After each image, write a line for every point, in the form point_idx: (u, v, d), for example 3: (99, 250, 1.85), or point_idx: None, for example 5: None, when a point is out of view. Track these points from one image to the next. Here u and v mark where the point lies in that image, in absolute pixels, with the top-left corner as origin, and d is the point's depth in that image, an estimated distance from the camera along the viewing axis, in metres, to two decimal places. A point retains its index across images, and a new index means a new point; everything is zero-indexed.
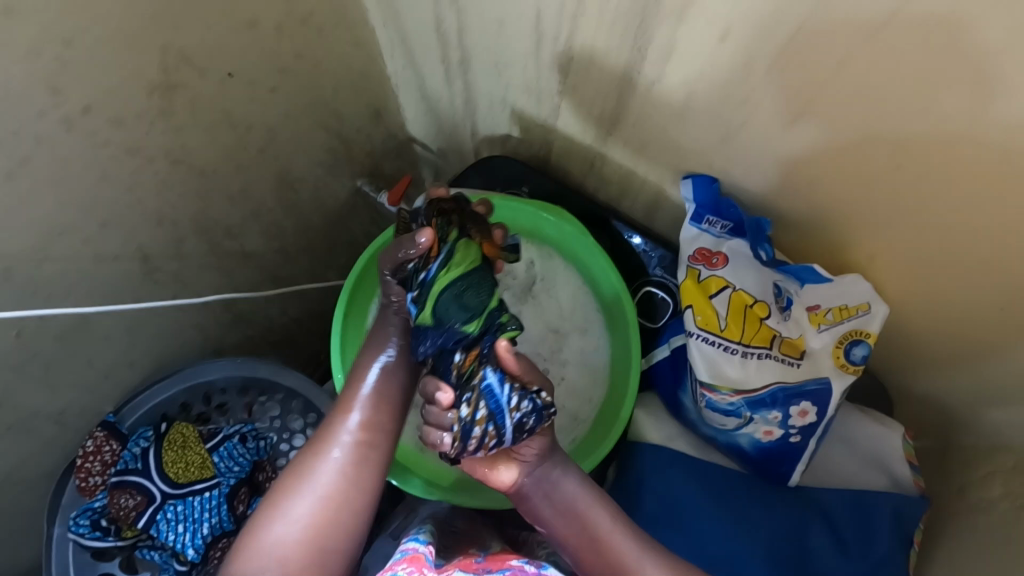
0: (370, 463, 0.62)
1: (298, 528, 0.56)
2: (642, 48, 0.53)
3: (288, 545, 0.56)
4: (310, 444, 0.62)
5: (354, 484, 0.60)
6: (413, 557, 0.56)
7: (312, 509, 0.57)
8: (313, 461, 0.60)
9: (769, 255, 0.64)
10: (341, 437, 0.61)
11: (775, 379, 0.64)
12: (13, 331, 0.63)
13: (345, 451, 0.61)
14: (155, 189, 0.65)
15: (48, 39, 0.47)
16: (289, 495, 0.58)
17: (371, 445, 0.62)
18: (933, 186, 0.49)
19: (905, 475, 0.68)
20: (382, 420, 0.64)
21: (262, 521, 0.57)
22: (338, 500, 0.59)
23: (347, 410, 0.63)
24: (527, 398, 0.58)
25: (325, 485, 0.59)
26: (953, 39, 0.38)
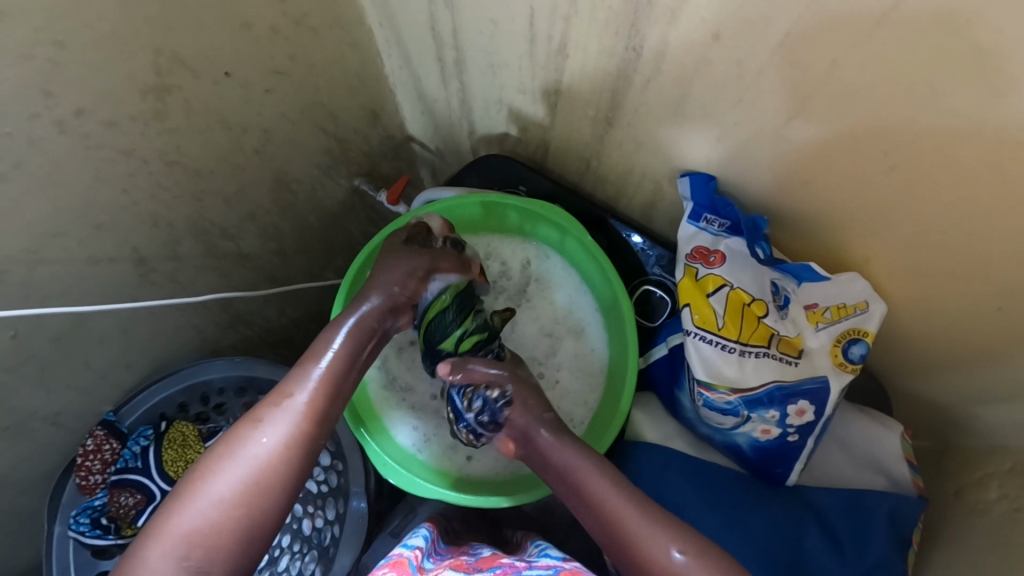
0: (306, 447, 0.57)
1: (212, 508, 0.51)
2: (636, 48, 0.53)
3: (198, 527, 0.50)
4: (242, 419, 0.57)
5: (284, 467, 0.55)
6: (396, 563, 0.55)
7: (233, 489, 0.52)
8: (242, 436, 0.55)
9: (767, 252, 0.64)
10: (277, 414, 0.57)
11: (773, 378, 0.63)
12: (9, 333, 0.62)
13: (279, 430, 0.56)
14: (150, 191, 0.65)
15: (40, 43, 0.47)
16: (211, 471, 0.53)
17: (311, 427, 0.57)
18: (930, 185, 0.49)
19: (904, 475, 0.68)
20: (326, 402, 0.59)
21: (177, 498, 0.52)
22: (264, 482, 0.54)
23: (289, 387, 0.58)
24: (477, 398, 0.68)
25: (251, 464, 0.54)
26: (949, 37, 0.38)
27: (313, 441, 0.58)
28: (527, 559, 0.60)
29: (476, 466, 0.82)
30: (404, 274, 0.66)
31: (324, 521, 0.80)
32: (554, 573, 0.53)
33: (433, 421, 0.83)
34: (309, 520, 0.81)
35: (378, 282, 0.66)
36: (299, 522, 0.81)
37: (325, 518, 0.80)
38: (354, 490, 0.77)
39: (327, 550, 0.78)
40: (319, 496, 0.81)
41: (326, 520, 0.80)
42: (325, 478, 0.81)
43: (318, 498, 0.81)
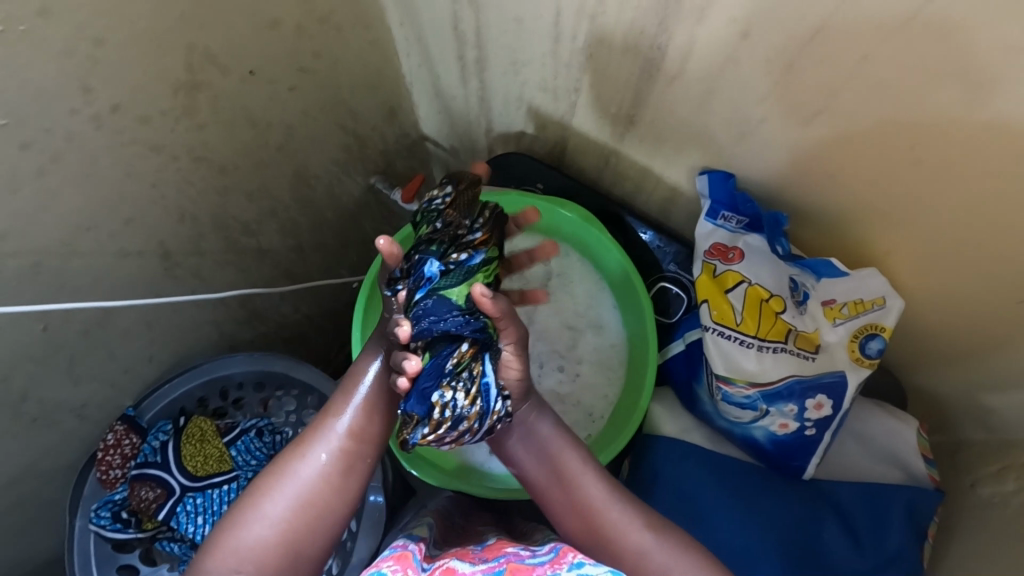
0: (353, 471, 0.59)
1: (272, 526, 0.55)
2: (661, 47, 0.54)
3: (259, 545, 0.54)
4: (294, 442, 0.59)
5: (335, 491, 0.58)
6: (400, 556, 0.56)
7: (287, 511, 0.56)
8: (293, 461, 0.58)
9: (786, 250, 0.66)
10: (325, 441, 0.58)
11: (791, 372, 0.64)
12: (40, 324, 0.64)
13: (327, 454, 0.58)
14: (178, 186, 0.66)
15: (81, 39, 0.48)
16: (265, 492, 0.56)
17: (358, 452, 0.59)
18: (949, 179, 0.50)
19: (920, 469, 0.69)
20: (374, 426, 0.60)
21: (235, 517, 0.56)
22: (314, 507, 0.57)
23: (337, 411, 0.60)
24: (503, 403, 0.59)
25: (307, 487, 0.57)
26: (973, 33, 0.39)
27: (359, 465, 0.59)
28: (532, 549, 0.59)
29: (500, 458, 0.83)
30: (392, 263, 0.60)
31: None
32: (555, 556, 0.53)
33: None
34: None
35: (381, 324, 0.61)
36: None
37: None
38: (371, 484, 0.78)
39: (344, 544, 0.79)
40: None
41: None
42: None
43: None
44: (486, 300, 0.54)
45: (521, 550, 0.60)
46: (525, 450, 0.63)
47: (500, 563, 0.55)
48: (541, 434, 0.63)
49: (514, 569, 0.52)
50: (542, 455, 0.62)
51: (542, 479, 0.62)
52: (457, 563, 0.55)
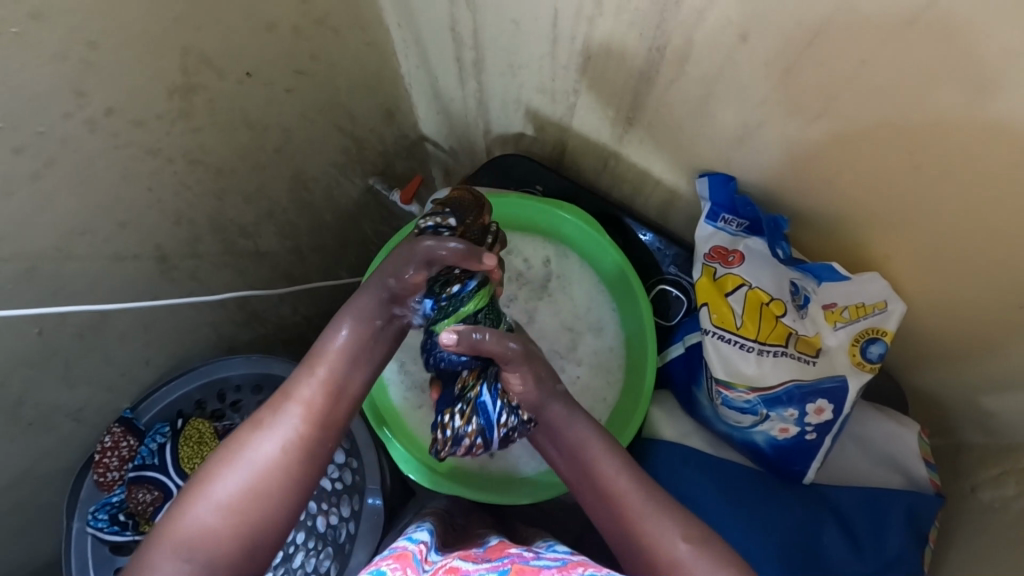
0: (309, 451, 0.57)
1: (218, 510, 0.52)
2: (660, 49, 0.53)
3: (202, 530, 0.51)
4: (246, 424, 0.58)
5: (286, 474, 0.55)
6: (400, 556, 0.55)
7: (235, 493, 0.53)
8: (243, 443, 0.56)
9: (787, 253, 0.66)
10: (278, 420, 0.57)
11: (791, 377, 0.64)
12: (35, 328, 0.63)
13: (279, 436, 0.56)
14: (174, 189, 0.66)
15: (74, 43, 0.47)
16: (214, 476, 0.54)
17: (313, 430, 0.57)
18: (951, 182, 0.49)
19: (921, 474, 0.68)
20: (332, 403, 0.59)
21: (182, 505, 0.53)
22: (265, 489, 0.54)
23: (290, 388, 0.58)
24: (514, 415, 0.61)
25: (258, 469, 0.54)
26: (976, 37, 0.38)
27: (313, 444, 0.57)
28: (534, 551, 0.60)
29: (497, 462, 0.82)
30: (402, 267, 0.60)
31: (338, 518, 0.80)
32: (562, 564, 0.53)
33: None
34: (323, 518, 0.79)
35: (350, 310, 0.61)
36: (313, 520, 0.79)
37: (340, 515, 0.80)
38: (370, 487, 0.79)
39: (343, 547, 0.78)
40: (333, 494, 0.80)
41: (340, 518, 0.79)
42: (339, 475, 0.80)
43: (333, 495, 0.80)
44: (456, 345, 0.55)
45: (524, 551, 0.61)
46: (554, 448, 0.64)
47: (504, 563, 0.55)
48: (568, 430, 0.63)
49: (519, 570, 0.53)
50: (576, 455, 0.62)
51: (572, 476, 0.63)
52: (460, 563, 0.55)
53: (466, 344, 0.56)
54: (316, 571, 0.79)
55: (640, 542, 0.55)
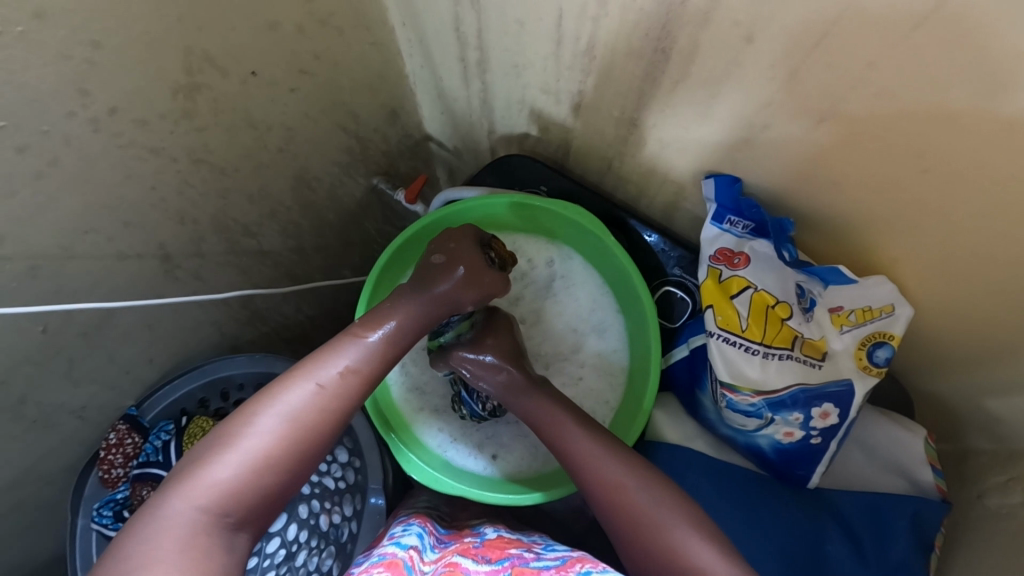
0: (342, 420, 0.58)
1: (256, 462, 0.52)
2: (665, 50, 0.53)
3: (239, 479, 0.52)
4: (286, 377, 0.58)
5: (322, 438, 0.56)
6: (391, 564, 0.55)
7: (275, 446, 0.54)
8: (289, 397, 0.56)
9: (793, 255, 0.64)
10: (326, 381, 0.58)
11: (797, 381, 0.64)
12: (39, 326, 0.63)
13: (322, 400, 0.57)
14: (178, 188, 0.66)
15: (78, 42, 0.47)
16: (253, 424, 0.54)
17: (350, 400, 0.59)
18: (961, 185, 0.49)
19: (927, 479, 0.67)
20: (371, 379, 0.61)
21: (216, 448, 0.53)
22: (301, 446, 0.55)
23: (336, 355, 0.60)
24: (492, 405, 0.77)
25: (299, 428, 0.55)
26: (989, 39, 0.37)
27: (346, 415, 0.59)
28: (533, 551, 0.61)
29: (500, 464, 0.81)
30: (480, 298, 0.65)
31: (341, 517, 0.80)
32: (562, 562, 0.55)
33: (454, 421, 0.83)
34: (325, 516, 0.79)
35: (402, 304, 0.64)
36: (315, 518, 0.79)
37: (343, 514, 0.80)
38: (372, 487, 0.79)
39: (345, 546, 0.79)
40: (335, 493, 0.81)
41: (343, 517, 0.80)
42: (342, 475, 0.81)
43: (335, 494, 0.81)
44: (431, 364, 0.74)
45: (523, 551, 0.61)
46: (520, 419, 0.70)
47: (504, 566, 0.56)
48: (522, 396, 0.68)
49: (519, 572, 0.54)
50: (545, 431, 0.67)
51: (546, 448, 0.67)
52: (460, 560, 0.57)
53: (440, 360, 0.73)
54: (319, 570, 0.78)
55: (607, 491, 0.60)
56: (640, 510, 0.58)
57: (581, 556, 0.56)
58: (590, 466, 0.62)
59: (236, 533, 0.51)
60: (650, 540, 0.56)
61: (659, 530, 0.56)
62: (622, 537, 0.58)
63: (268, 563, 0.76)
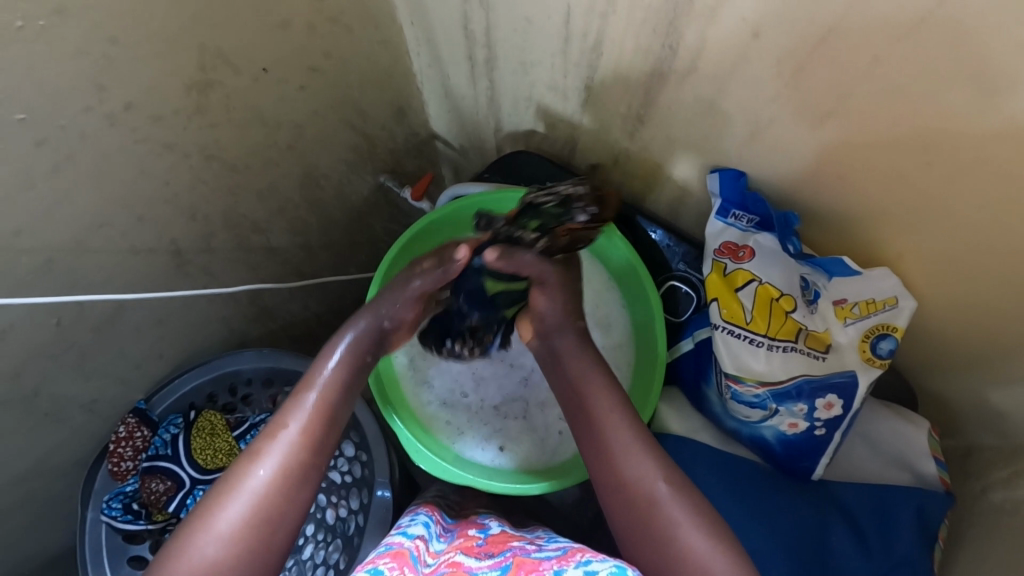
0: (306, 475, 0.57)
1: (219, 544, 0.52)
2: (672, 45, 0.54)
3: (206, 564, 0.51)
4: (240, 454, 0.58)
5: (285, 498, 0.56)
6: (397, 553, 0.56)
7: (234, 527, 0.53)
8: (243, 470, 0.56)
9: (797, 249, 0.65)
10: (276, 446, 0.57)
11: (802, 372, 0.64)
12: (53, 318, 0.64)
13: (278, 463, 0.56)
14: (191, 184, 0.67)
15: (96, 38, 0.49)
16: (209, 511, 0.54)
17: (306, 456, 0.58)
18: (961, 177, 0.49)
19: (930, 472, 0.68)
20: (324, 429, 0.60)
21: (179, 542, 0.53)
22: (263, 519, 0.54)
23: (284, 417, 0.59)
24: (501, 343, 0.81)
25: (258, 497, 0.55)
26: (988, 33, 0.38)
27: (307, 469, 0.58)
28: (536, 543, 0.62)
29: (509, 455, 0.82)
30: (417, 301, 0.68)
31: (347, 511, 0.81)
32: (563, 553, 0.56)
33: (462, 414, 0.84)
34: (332, 510, 0.81)
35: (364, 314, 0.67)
36: (322, 512, 0.81)
37: (349, 508, 0.81)
38: (379, 480, 0.79)
39: (352, 539, 0.79)
40: (341, 487, 0.82)
41: (349, 510, 0.81)
42: (349, 469, 0.82)
43: (341, 488, 0.82)
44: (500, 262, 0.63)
45: (525, 544, 0.62)
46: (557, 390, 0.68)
47: (506, 557, 0.57)
48: (569, 365, 0.67)
49: (520, 564, 0.55)
50: (579, 407, 0.65)
51: (573, 427, 0.65)
52: (463, 559, 0.57)
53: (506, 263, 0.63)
54: (326, 563, 0.79)
55: (628, 483, 0.59)
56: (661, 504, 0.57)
57: (582, 547, 0.56)
58: (616, 455, 0.60)
59: None
60: (666, 536, 0.55)
61: (678, 528, 0.55)
62: (630, 532, 0.58)
63: None
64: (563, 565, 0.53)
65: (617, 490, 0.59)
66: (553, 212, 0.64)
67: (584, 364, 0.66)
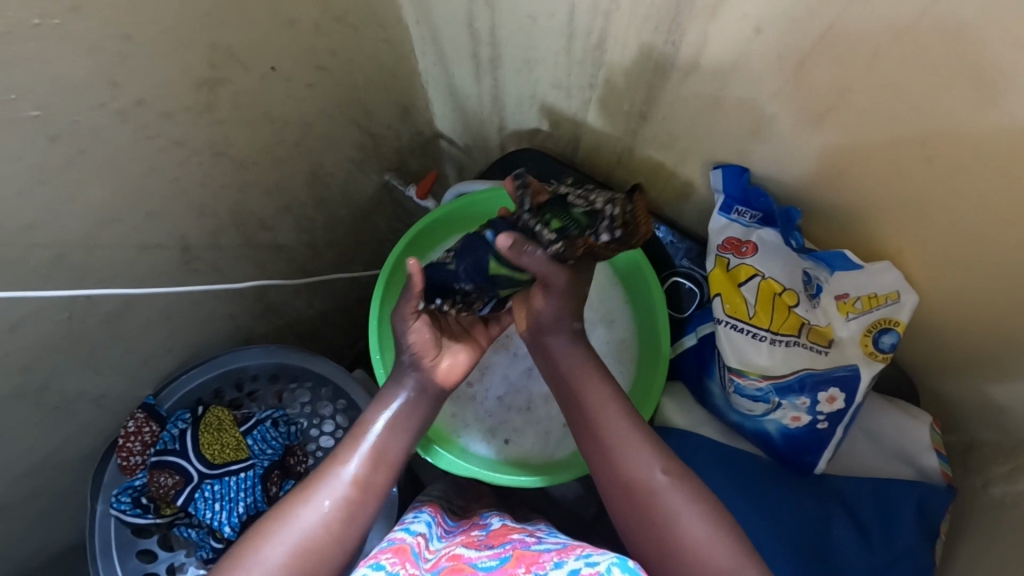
0: (354, 519, 0.58)
1: (267, 574, 0.53)
2: (674, 42, 0.54)
3: None
4: (296, 489, 0.59)
5: (333, 538, 0.56)
6: (398, 549, 0.56)
7: (283, 561, 0.54)
8: (298, 504, 0.57)
9: (800, 243, 0.66)
10: (332, 484, 0.58)
11: (804, 366, 0.65)
12: (64, 313, 0.65)
13: (330, 501, 0.57)
14: (199, 180, 0.68)
15: (109, 35, 0.49)
16: (262, 539, 0.55)
17: (357, 501, 0.58)
18: (961, 172, 0.50)
19: (932, 465, 0.68)
20: (377, 475, 0.60)
21: (230, 566, 0.54)
22: (310, 556, 0.55)
23: (343, 456, 0.60)
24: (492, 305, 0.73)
25: (308, 533, 0.56)
26: (987, 28, 0.39)
27: (356, 514, 0.58)
28: (536, 536, 0.63)
29: (513, 449, 0.83)
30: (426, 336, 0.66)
31: None
32: (563, 547, 0.57)
33: (467, 408, 0.84)
34: None
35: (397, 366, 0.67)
36: None
37: None
38: None
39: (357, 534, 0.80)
40: None
41: None
42: None
43: None
44: (512, 251, 0.60)
45: (526, 536, 0.63)
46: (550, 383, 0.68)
47: (505, 549, 0.58)
48: (565, 358, 0.67)
49: (520, 555, 0.55)
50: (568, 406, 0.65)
51: (568, 417, 0.66)
52: (463, 551, 0.58)
53: (514, 259, 0.61)
54: None
55: (625, 472, 0.59)
56: (658, 494, 0.57)
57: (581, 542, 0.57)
58: (613, 445, 0.61)
59: None
60: (664, 525, 0.56)
61: (676, 518, 0.56)
62: (631, 526, 0.58)
63: None
64: (564, 557, 0.53)
65: (614, 480, 0.60)
66: (579, 219, 0.62)
67: (584, 360, 0.66)
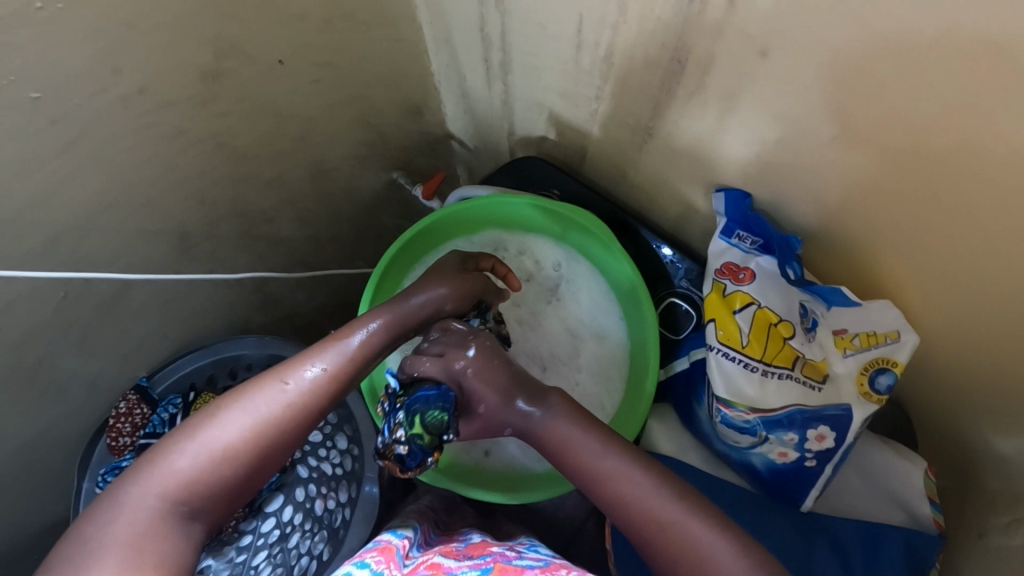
0: (317, 419, 0.54)
1: (216, 456, 0.48)
2: (681, 61, 0.53)
3: (199, 470, 0.47)
4: (261, 375, 0.54)
5: (295, 432, 0.52)
6: (384, 548, 0.57)
7: (239, 441, 0.49)
8: (264, 390, 0.52)
9: (797, 273, 0.63)
10: (303, 379, 0.54)
11: (794, 402, 0.63)
12: (61, 292, 0.66)
13: (300, 394, 0.53)
14: (200, 169, 0.68)
15: (112, 23, 0.50)
16: (218, 417, 0.50)
17: (323, 402, 0.55)
18: (971, 210, 0.48)
19: (925, 513, 0.66)
20: (348, 382, 0.57)
21: (179, 438, 0.49)
22: (267, 444, 0.50)
23: (315, 356, 0.56)
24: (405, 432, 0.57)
25: (268, 421, 0.51)
26: (1004, 63, 0.37)
27: (319, 417, 0.55)
28: (516, 550, 0.62)
29: (493, 460, 0.82)
30: (459, 296, 0.66)
31: (335, 503, 0.81)
32: (545, 564, 0.57)
33: None
34: (321, 500, 0.80)
35: (426, 287, 0.66)
36: (311, 501, 0.80)
37: (337, 500, 0.81)
38: (369, 475, 0.83)
39: (337, 532, 0.81)
40: (332, 479, 0.82)
41: (338, 503, 0.81)
42: (340, 461, 0.83)
43: (332, 480, 0.82)
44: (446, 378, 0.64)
45: (506, 550, 0.62)
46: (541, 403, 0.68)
47: (485, 561, 0.57)
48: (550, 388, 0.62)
49: (502, 568, 0.54)
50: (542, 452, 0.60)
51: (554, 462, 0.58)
52: (442, 559, 0.56)
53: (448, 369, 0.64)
54: (311, 554, 0.78)
55: (631, 504, 0.52)
56: (676, 522, 0.50)
57: (564, 563, 0.57)
58: (609, 484, 0.54)
59: (191, 523, 0.46)
60: (690, 559, 0.49)
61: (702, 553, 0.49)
62: (646, 548, 0.51)
63: (262, 542, 0.76)
64: None
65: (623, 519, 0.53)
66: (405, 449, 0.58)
67: None
